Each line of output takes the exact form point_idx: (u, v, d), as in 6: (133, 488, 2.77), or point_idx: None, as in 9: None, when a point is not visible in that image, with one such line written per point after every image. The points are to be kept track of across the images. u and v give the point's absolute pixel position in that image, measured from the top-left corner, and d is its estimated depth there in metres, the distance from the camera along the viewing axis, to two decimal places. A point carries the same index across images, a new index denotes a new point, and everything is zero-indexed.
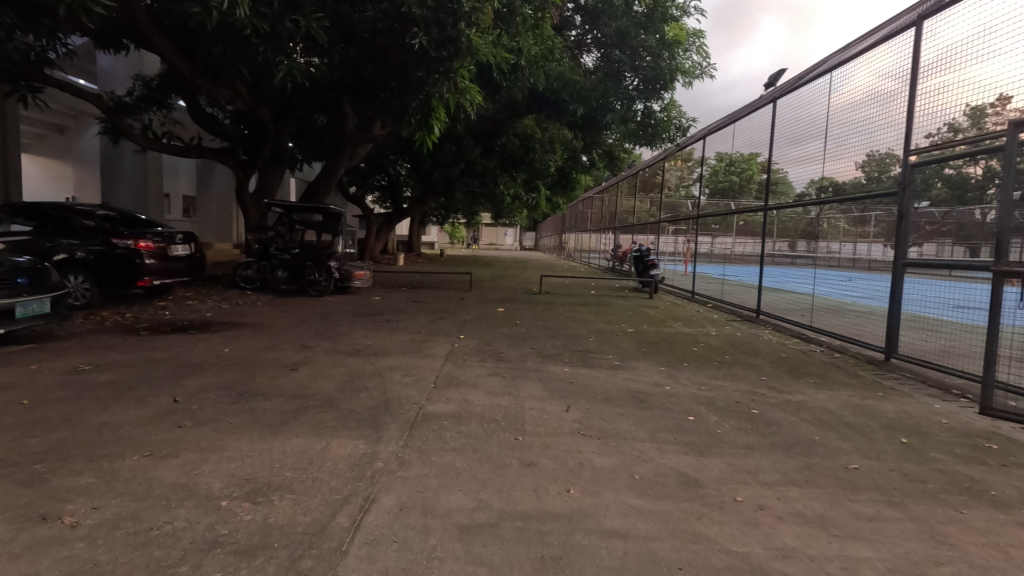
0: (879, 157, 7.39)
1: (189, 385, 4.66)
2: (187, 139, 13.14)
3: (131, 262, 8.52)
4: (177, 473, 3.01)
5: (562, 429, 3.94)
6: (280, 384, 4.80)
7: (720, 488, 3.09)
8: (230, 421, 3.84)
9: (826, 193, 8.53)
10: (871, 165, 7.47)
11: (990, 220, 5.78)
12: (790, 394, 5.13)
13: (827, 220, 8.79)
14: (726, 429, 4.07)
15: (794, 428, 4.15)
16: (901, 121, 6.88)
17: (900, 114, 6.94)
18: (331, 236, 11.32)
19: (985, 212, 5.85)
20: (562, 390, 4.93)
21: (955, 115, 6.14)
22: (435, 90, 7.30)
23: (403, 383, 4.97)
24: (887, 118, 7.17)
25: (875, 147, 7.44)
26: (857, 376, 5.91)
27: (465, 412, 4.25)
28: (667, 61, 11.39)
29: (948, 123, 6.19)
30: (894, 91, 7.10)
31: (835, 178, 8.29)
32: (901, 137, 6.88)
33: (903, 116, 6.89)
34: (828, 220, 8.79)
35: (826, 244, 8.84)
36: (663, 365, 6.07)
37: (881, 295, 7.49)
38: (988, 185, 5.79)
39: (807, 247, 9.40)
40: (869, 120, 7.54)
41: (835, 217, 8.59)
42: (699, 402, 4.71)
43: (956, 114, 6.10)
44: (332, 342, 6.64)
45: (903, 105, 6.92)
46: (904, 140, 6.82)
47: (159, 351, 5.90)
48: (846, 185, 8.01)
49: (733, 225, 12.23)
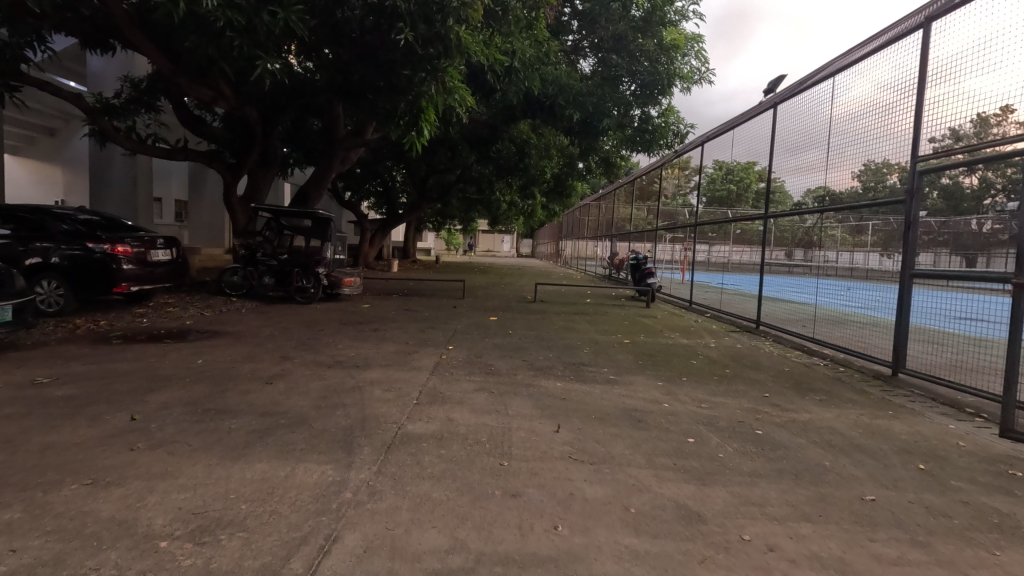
0: (875, 166, 7.17)
1: (152, 401, 4.33)
2: (173, 141, 12.83)
3: (107, 267, 8.18)
4: (118, 506, 2.68)
5: (551, 453, 3.62)
6: (251, 400, 4.48)
7: (725, 524, 2.78)
8: (189, 443, 3.52)
9: (824, 203, 8.23)
10: (869, 175, 7.23)
11: (987, 231, 5.69)
12: (796, 412, 4.83)
13: (824, 229, 8.71)
14: (730, 453, 3.76)
15: (801, 451, 3.85)
16: (900, 131, 6.70)
17: (898, 123, 6.76)
18: (320, 241, 11.00)
19: (981, 222, 5.76)
20: (553, 407, 4.62)
21: (960, 122, 5.82)
22: (423, 89, 7.00)
23: (383, 399, 4.65)
24: (885, 128, 6.98)
25: (872, 156, 7.24)
26: (864, 393, 5.59)
27: (447, 432, 3.93)
28: (665, 66, 11.13)
29: (953, 130, 5.88)
30: (897, 98, 6.84)
31: (834, 188, 8.04)
32: (900, 146, 6.70)
33: (902, 126, 6.71)
34: (824, 229, 8.74)
35: (824, 253, 8.84)
36: (660, 380, 5.77)
37: (879, 306, 7.38)
38: (986, 195, 5.67)
39: (803, 256, 9.56)
40: (866, 130, 7.36)
41: (830, 226, 8.49)
42: (699, 422, 4.41)
43: (961, 121, 5.80)
44: (313, 353, 6.32)
45: (901, 115, 6.74)
46: (902, 150, 6.65)
47: (127, 362, 5.58)
48: (842, 194, 7.82)
49: (730, 233, 11.79)
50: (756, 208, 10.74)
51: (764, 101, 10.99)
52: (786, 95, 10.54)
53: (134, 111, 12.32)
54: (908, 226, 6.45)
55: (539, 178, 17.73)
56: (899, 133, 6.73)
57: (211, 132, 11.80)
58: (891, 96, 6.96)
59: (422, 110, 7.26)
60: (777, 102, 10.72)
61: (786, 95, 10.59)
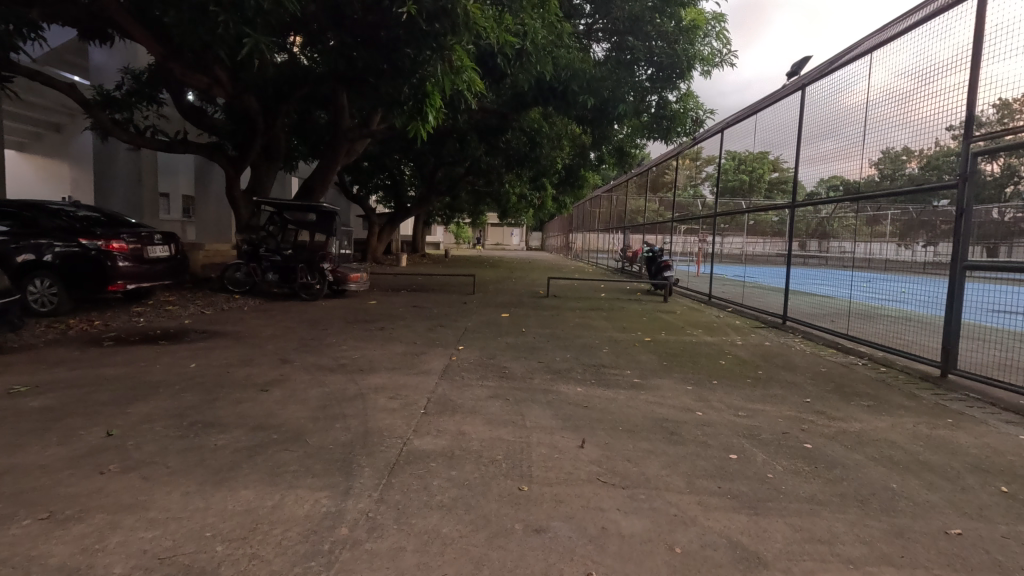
0: (893, 154, 6.93)
1: (134, 413, 3.94)
2: (173, 134, 12.46)
3: (102, 264, 7.81)
4: (71, 550, 2.27)
5: (577, 474, 3.17)
6: (242, 411, 4.07)
7: (791, 570, 2.33)
8: (167, 464, 3.12)
9: (836, 192, 8.01)
10: (886, 163, 7.02)
11: (1009, 220, 5.39)
12: (846, 421, 4.33)
13: (839, 220, 8.52)
14: (781, 473, 3.29)
15: (862, 470, 3.38)
16: (917, 121, 6.48)
17: (915, 114, 6.54)
18: (325, 236, 10.62)
19: (1002, 211, 5.49)
20: (576, 418, 4.17)
21: (980, 108, 5.60)
22: (427, 70, 6.54)
23: (387, 409, 4.22)
24: (904, 117, 6.73)
25: (890, 144, 6.97)
26: (915, 398, 5.09)
27: (458, 449, 3.49)
28: (684, 47, 10.52)
29: (973, 117, 5.65)
30: (918, 84, 6.54)
31: (846, 177, 7.79)
32: (916, 136, 6.48)
33: (918, 117, 6.49)
34: (838, 220, 8.56)
35: (840, 243, 8.62)
36: (689, 383, 5.29)
37: (906, 298, 7.15)
38: (1009, 182, 5.42)
39: (818, 248, 9.19)
40: (883, 119, 7.11)
41: (844, 215, 8.31)
42: (739, 433, 3.95)
43: (984, 108, 5.55)
44: (315, 356, 5.91)
45: (918, 106, 6.51)
46: (919, 140, 6.44)
47: (116, 367, 5.21)
48: (858, 184, 7.55)
49: (743, 224, 11.71)
50: (768, 200, 10.80)
51: (792, 82, 10.39)
52: (814, 78, 10.00)
53: (135, 103, 12.00)
54: (960, 215, 5.75)
55: (550, 170, 17.07)
56: (928, 118, 6.32)
57: (213, 124, 11.43)
58: (924, 75, 6.49)
59: (427, 94, 6.80)
60: (806, 83, 10.14)
61: (814, 76, 10.08)
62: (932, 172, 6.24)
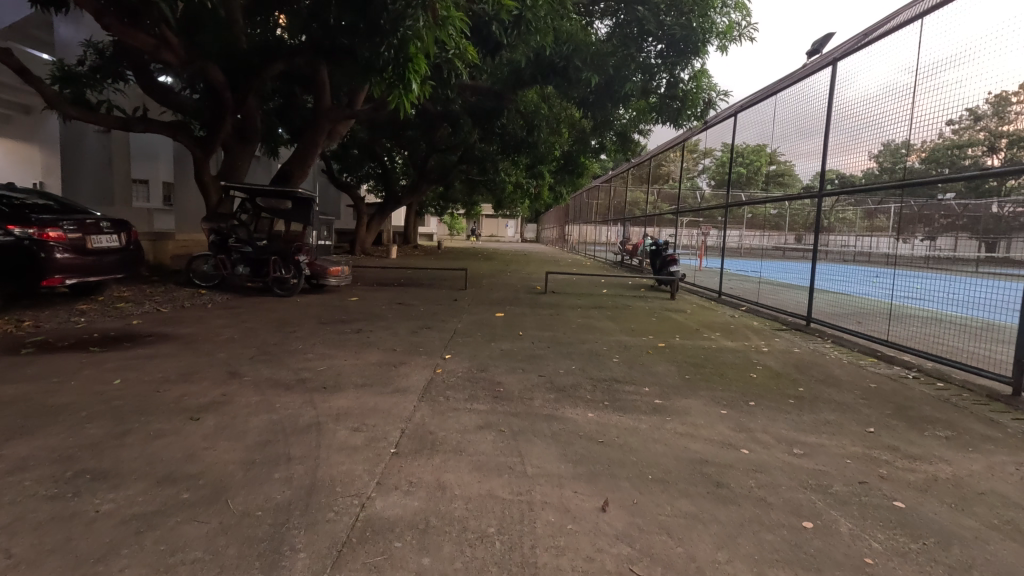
0: (895, 147, 6.34)
1: (7, 456, 2.97)
2: (136, 112, 11.33)
3: (34, 256, 6.76)
4: None
5: (601, 563, 2.24)
6: (156, 453, 3.10)
7: None
8: (8, 552, 2.16)
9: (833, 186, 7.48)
10: (886, 157, 6.41)
11: None
12: (929, 463, 3.42)
13: (837, 212, 7.74)
14: (882, 556, 2.36)
15: (988, 548, 2.47)
16: (914, 113, 6.00)
17: (912, 107, 6.06)
18: (301, 225, 9.61)
19: None
20: (591, 460, 3.23)
21: (977, 102, 5.24)
22: (409, 27, 5.55)
23: (345, 449, 3.25)
24: (902, 110, 6.23)
25: (891, 136, 6.39)
26: (997, 426, 4.20)
27: (435, 517, 2.54)
28: (699, 21, 9.15)
29: (969, 110, 5.31)
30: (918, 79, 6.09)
31: (843, 172, 7.25)
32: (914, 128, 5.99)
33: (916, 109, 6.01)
34: (836, 213, 7.79)
35: (839, 238, 7.90)
36: (722, 406, 4.37)
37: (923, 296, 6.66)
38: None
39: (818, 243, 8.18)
40: (881, 111, 6.58)
41: (841, 209, 7.66)
42: (806, 485, 3.02)
43: (980, 101, 5.22)
44: (272, 368, 4.94)
45: (914, 99, 6.04)
46: (915, 132, 5.97)
47: (19, 385, 4.20)
48: (857, 178, 6.91)
49: (742, 217, 11.25)
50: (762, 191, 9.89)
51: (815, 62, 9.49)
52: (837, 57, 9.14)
53: (96, 78, 10.90)
54: None
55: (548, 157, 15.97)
56: (932, 110, 5.76)
57: (179, 101, 10.34)
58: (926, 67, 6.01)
59: (410, 58, 5.75)
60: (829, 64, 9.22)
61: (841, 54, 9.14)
62: (931, 166, 5.78)
